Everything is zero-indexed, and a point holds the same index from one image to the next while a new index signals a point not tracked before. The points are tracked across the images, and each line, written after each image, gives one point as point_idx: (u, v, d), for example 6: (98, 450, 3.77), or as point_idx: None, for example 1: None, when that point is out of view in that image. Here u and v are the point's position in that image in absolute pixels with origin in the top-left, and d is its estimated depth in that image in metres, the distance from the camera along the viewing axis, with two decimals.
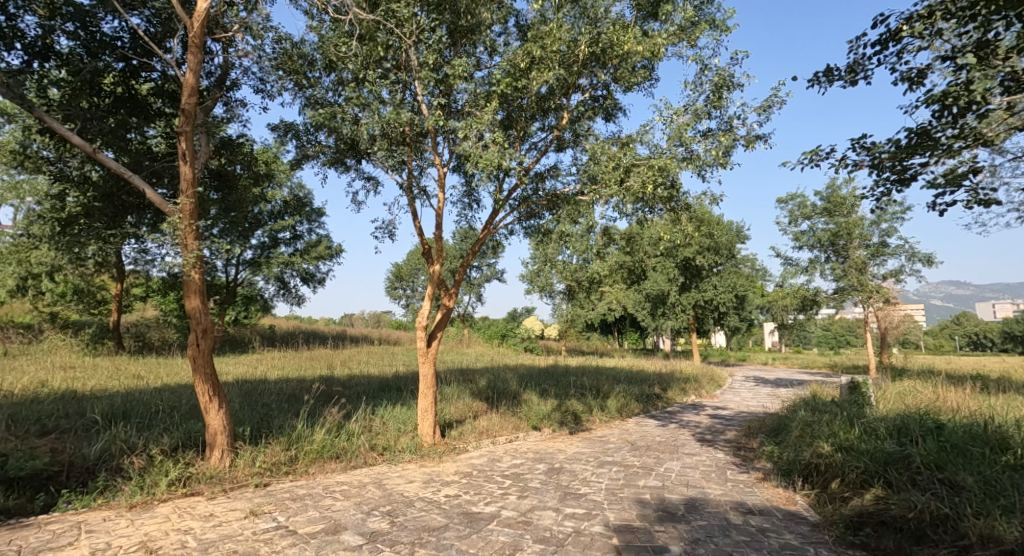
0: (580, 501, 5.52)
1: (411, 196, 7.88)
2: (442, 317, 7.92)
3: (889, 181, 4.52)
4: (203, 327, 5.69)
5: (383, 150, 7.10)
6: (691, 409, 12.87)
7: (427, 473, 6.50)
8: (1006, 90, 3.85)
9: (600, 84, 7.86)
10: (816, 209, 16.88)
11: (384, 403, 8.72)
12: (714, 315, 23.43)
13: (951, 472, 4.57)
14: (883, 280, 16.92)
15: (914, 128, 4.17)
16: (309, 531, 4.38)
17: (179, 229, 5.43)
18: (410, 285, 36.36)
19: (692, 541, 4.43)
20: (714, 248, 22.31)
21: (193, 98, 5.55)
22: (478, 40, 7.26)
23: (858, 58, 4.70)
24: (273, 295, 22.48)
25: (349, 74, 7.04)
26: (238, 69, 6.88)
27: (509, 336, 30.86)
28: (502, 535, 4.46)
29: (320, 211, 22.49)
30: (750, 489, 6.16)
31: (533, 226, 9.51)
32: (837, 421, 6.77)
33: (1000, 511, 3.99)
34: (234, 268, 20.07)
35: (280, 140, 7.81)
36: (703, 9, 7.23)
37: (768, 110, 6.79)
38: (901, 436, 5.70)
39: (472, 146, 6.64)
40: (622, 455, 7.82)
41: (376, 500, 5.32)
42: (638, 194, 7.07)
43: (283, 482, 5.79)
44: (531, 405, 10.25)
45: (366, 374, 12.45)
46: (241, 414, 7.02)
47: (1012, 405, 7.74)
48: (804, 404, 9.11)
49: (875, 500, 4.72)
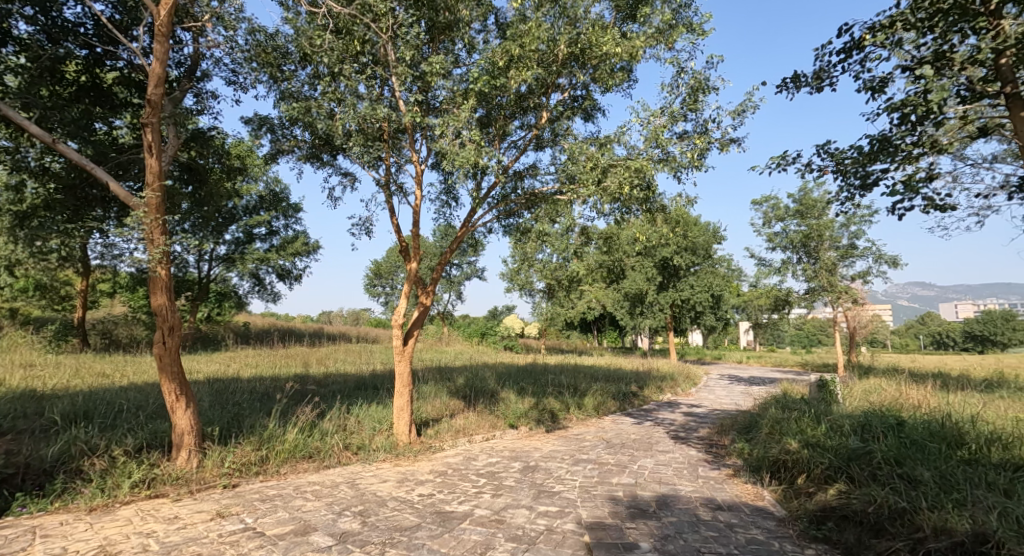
0: (554, 499, 5.56)
1: (388, 193, 7.82)
2: (419, 315, 7.85)
3: (853, 187, 4.65)
4: (170, 325, 5.53)
5: (359, 146, 7.01)
6: (667, 407, 13.06)
7: (401, 472, 6.46)
8: (962, 101, 4.01)
9: (579, 83, 7.88)
10: (789, 211, 17.26)
11: (359, 402, 8.61)
12: (691, 314, 23.83)
13: (909, 468, 4.74)
14: (852, 281, 17.39)
15: (875, 135, 4.27)
16: (277, 532, 4.31)
17: (144, 222, 5.25)
18: (390, 282, 36.09)
19: (662, 538, 4.51)
20: (691, 248, 22.75)
21: (159, 89, 5.38)
22: (457, 36, 7.22)
23: (824, 65, 4.82)
24: (247, 291, 22.03)
25: (325, 68, 6.95)
26: (209, 60, 6.71)
27: (489, 334, 30.62)
28: (474, 534, 4.46)
29: (297, 206, 22.07)
30: (720, 485, 6.28)
31: (512, 225, 9.52)
32: (805, 419, 6.96)
33: (953, 504, 4.15)
34: (207, 264, 19.62)
35: (254, 134, 7.65)
36: (681, 12, 7.32)
37: (743, 114, 6.93)
38: (864, 433, 5.88)
39: (449, 144, 6.60)
40: (597, 453, 7.88)
41: (348, 500, 5.27)
42: (614, 195, 7.14)
43: (253, 483, 5.68)
44: (509, 403, 10.28)
45: (343, 372, 12.25)
46: (211, 413, 6.86)
47: (969, 402, 8.05)
48: (775, 401, 9.34)
49: (838, 495, 4.86)
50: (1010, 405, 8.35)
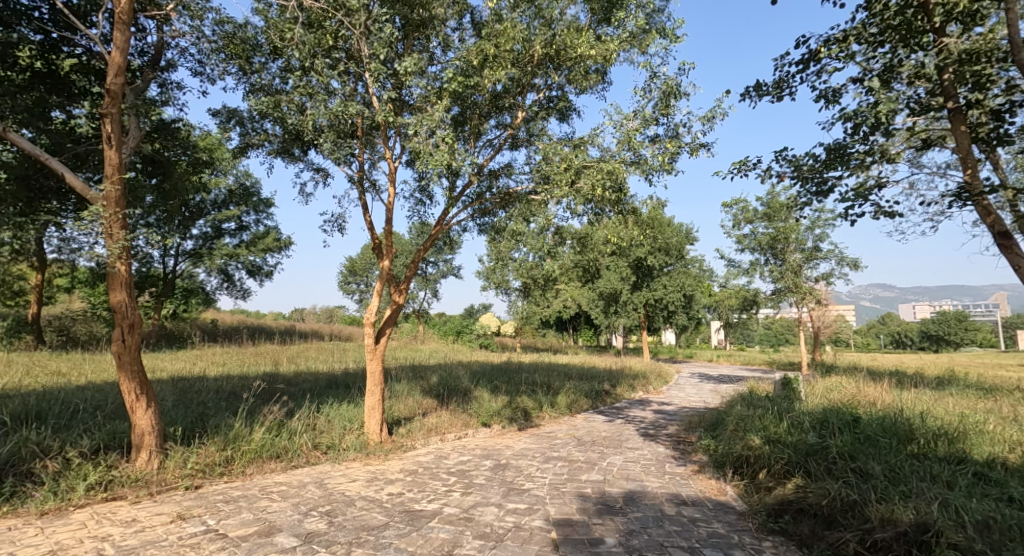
0: (523, 497, 5.63)
1: (361, 189, 7.75)
2: (391, 314, 7.80)
3: (809, 192, 4.83)
4: (130, 323, 5.37)
5: (330, 141, 6.92)
6: (638, 405, 13.29)
7: (371, 471, 6.40)
8: (910, 112, 4.21)
9: (554, 84, 7.94)
10: (757, 214, 17.70)
11: (329, 401, 8.51)
12: (663, 313, 24.29)
13: (862, 462, 4.97)
14: (816, 283, 17.95)
15: (830, 145, 4.45)
16: (241, 534, 4.24)
17: (103, 217, 5.07)
18: (365, 280, 35.74)
19: (627, 533, 4.61)
20: (664, 249, 23.20)
21: (119, 79, 5.20)
22: (432, 34, 7.21)
23: (784, 76, 4.97)
24: (215, 288, 21.48)
25: (296, 61, 6.83)
26: (174, 49, 6.51)
27: (464, 332, 30.70)
28: (442, 533, 4.47)
29: (268, 201, 21.59)
30: (685, 481, 6.43)
31: (486, 224, 9.54)
32: (768, 416, 7.19)
33: (899, 496, 4.35)
34: (172, 259, 19.09)
35: (223, 126, 7.48)
36: (654, 17, 7.45)
37: (712, 120, 7.11)
38: (822, 429, 6.13)
39: (422, 143, 6.57)
40: (568, 451, 7.99)
41: (316, 500, 5.22)
42: (587, 196, 7.23)
43: (217, 484, 5.56)
44: (482, 401, 10.31)
45: (313, 371, 12.08)
46: (174, 413, 6.68)
47: (922, 400, 8.43)
48: (741, 399, 9.62)
49: (795, 489, 5.05)
50: (958, 401, 8.77)
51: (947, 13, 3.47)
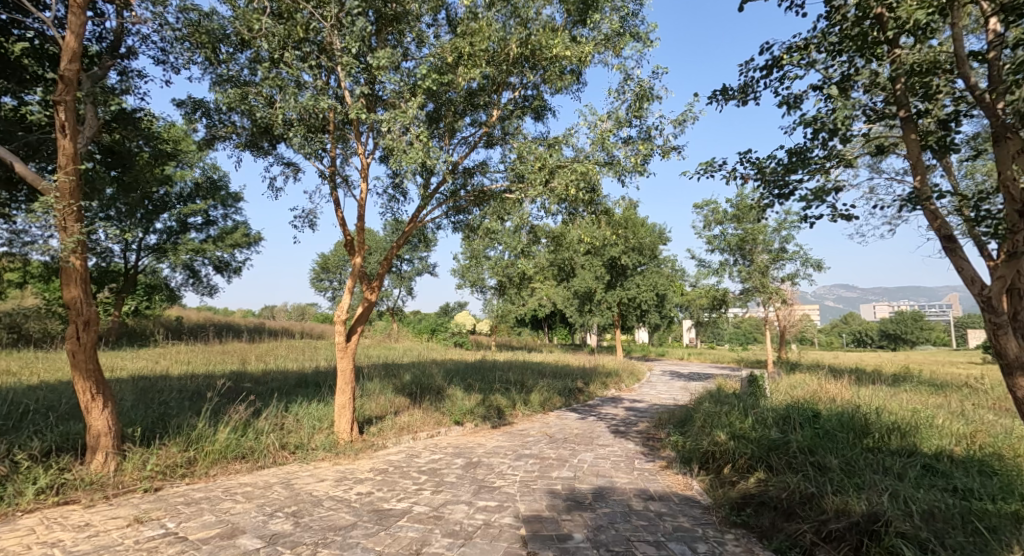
0: (494, 494, 5.64)
1: (333, 184, 7.62)
2: (363, 311, 7.70)
3: (772, 195, 4.83)
4: (85, 319, 5.17)
5: (299, 135, 6.79)
6: (610, 402, 13.46)
7: (340, 471, 6.31)
8: (866, 119, 4.30)
9: (530, 84, 7.95)
10: (727, 215, 18.09)
11: (298, 399, 8.37)
12: (637, 312, 24.63)
13: (820, 456, 5.16)
14: (782, 283, 18.47)
15: (792, 149, 4.47)
16: (201, 536, 4.14)
17: (55, 209, 4.83)
18: (338, 277, 35.18)
19: (595, 528, 4.67)
20: (638, 249, 23.53)
21: (74, 65, 4.97)
22: (406, 29, 7.14)
23: (748, 81, 4.61)
24: (180, 284, 20.82)
25: (265, 53, 6.67)
26: (134, 36, 6.26)
27: (439, 330, 30.51)
28: (411, 531, 4.45)
29: (236, 195, 21.01)
30: (653, 476, 6.55)
31: (461, 221, 9.49)
32: (734, 413, 7.36)
33: (853, 488, 4.53)
34: (134, 254, 18.42)
35: (187, 118, 7.24)
36: (629, 20, 7.54)
37: (684, 123, 7.25)
38: (784, 424, 6.33)
39: (395, 140, 6.46)
40: (539, 448, 8.03)
41: (282, 500, 5.12)
42: (561, 195, 7.25)
43: (178, 486, 5.40)
44: (455, 400, 10.27)
45: (283, 369, 11.83)
46: (133, 414, 6.45)
47: (879, 396, 8.78)
48: (710, 397, 9.85)
49: (757, 483, 5.20)
50: (912, 397, 9.17)
51: (900, 28, 3.55)
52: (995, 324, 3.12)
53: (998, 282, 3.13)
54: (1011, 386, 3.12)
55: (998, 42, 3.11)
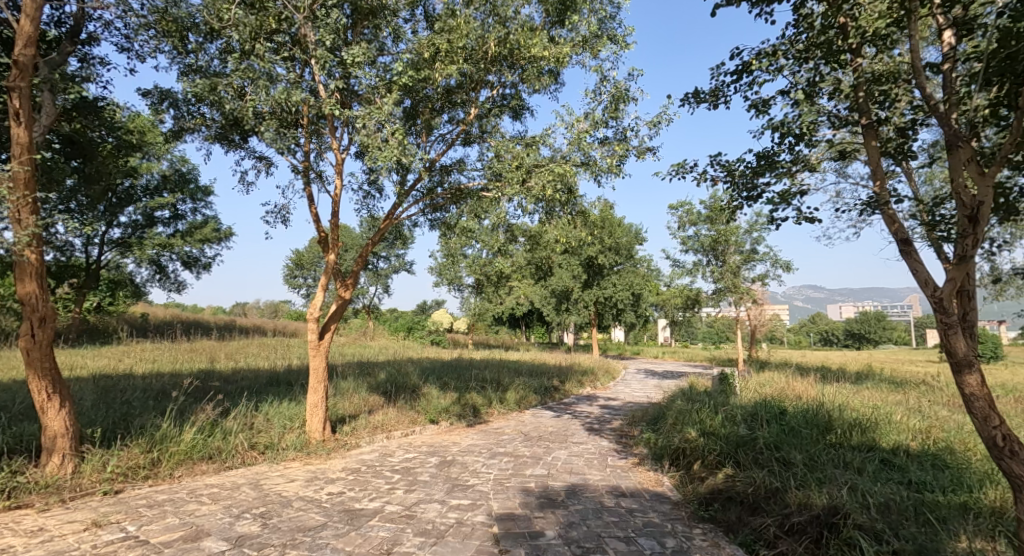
0: (467, 493, 5.63)
1: (306, 179, 7.48)
2: (336, 309, 7.58)
3: (741, 197, 4.86)
4: (41, 316, 4.95)
5: (271, 129, 6.64)
6: (585, 400, 13.58)
7: (311, 471, 6.21)
8: (832, 125, 4.39)
9: (507, 83, 7.95)
10: (701, 216, 18.42)
11: (269, 398, 8.18)
12: (613, 311, 24.91)
13: (785, 452, 5.32)
14: (753, 283, 18.90)
15: (760, 153, 4.50)
16: (164, 539, 4.02)
17: (9, 201, 4.62)
18: (312, 274, 34.59)
19: (567, 525, 4.71)
20: (615, 248, 23.78)
21: (30, 50, 4.75)
22: (382, 24, 7.04)
23: (719, 85, 4.43)
24: (146, 279, 20.17)
25: (236, 44, 6.48)
26: (97, 22, 6.02)
27: (416, 328, 30.23)
28: (382, 531, 4.41)
29: (206, 189, 20.45)
30: (625, 473, 6.64)
31: (437, 219, 9.42)
32: (705, 410, 7.52)
33: (814, 482, 4.68)
34: (96, 248, 17.76)
35: (154, 108, 7.02)
36: (606, 23, 7.61)
37: (659, 125, 7.36)
38: (752, 421, 6.50)
39: (370, 136, 6.37)
40: (514, 446, 8.05)
41: (250, 502, 5.01)
42: (538, 195, 7.26)
43: (140, 488, 5.24)
44: (431, 398, 10.22)
45: (253, 368, 11.57)
46: (93, 414, 6.23)
47: (843, 393, 9.08)
48: (682, 394, 10.04)
49: (725, 479, 5.33)
50: (873, 394, 9.52)
51: (862, 37, 3.62)
52: (945, 324, 2.95)
53: (949, 283, 3.00)
54: (961, 387, 2.92)
55: (952, 55, 3.21)
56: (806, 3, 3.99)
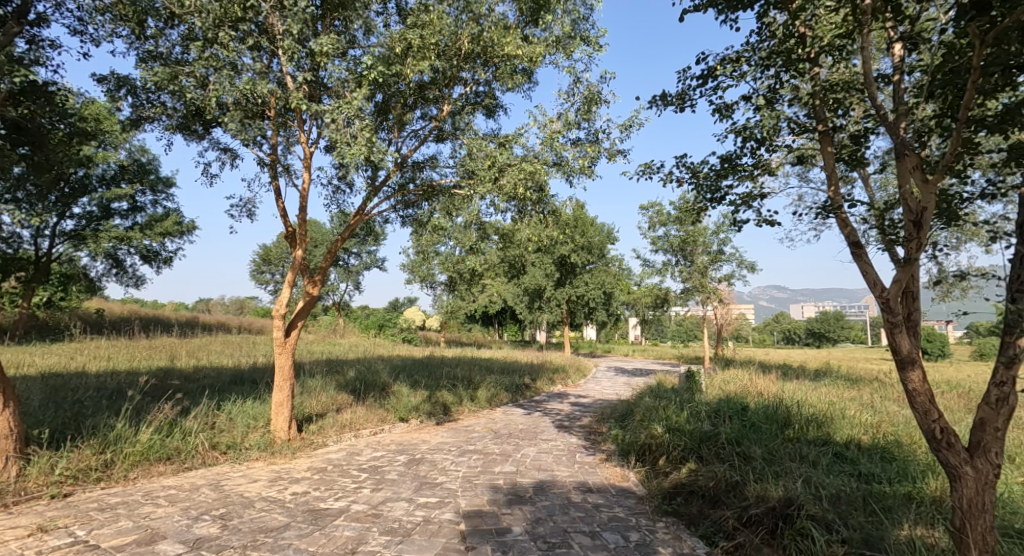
0: (435, 491, 5.61)
1: (272, 173, 7.30)
2: (303, 307, 7.41)
3: (705, 198, 4.96)
4: None
5: (235, 121, 6.41)
6: (556, 397, 13.71)
7: (274, 471, 6.07)
8: (792, 131, 4.52)
9: (481, 80, 7.92)
10: (670, 217, 18.76)
11: (231, 397, 7.96)
12: (584, 309, 25.18)
13: (745, 447, 5.49)
14: (719, 283, 19.38)
15: (723, 155, 4.61)
16: (116, 543, 3.88)
17: None
18: (280, 270, 33.81)
19: (534, 521, 4.75)
20: (587, 248, 24.03)
21: None
22: (352, 16, 6.90)
23: (685, 88, 4.51)
24: (102, 274, 19.34)
25: (197, 30, 6.25)
26: (47, 2, 5.71)
27: (387, 326, 29.62)
28: (347, 531, 4.36)
29: (167, 180, 19.71)
30: (593, 469, 6.73)
31: (409, 215, 9.33)
32: (671, 407, 7.68)
33: (771, 475, 4.86)
34: (48, 241, 16.94)
35: (110, 95, 6.73)
36: (579, 24, 7.67)
37: (630, 128, 7.47)
38: (715, 417, 6.67)
39: (339, 131, 6.25)
40: (483, 444, 8.06)
41: (209, 503, 4.87)
42: (510, 193, 7.27)
43: (92, 491, 5.03)
44: (401, 397, 10.12)
45: (216, 366, 11.22)
46: (41, 414, 5.95)
47: (802, 390, 9.44)
48: (650, 391, 10.25)
49: (688, 473, 5.46)
50: (830, 391, 9.92)
51: (819, 47, 3.75)
52: (892, 323, 3.11)
53: (896, 284, 3.16)
54: (905, 384, 3.07)
55: (902, 67, 3.35)
56: (769, 12, 4.11)
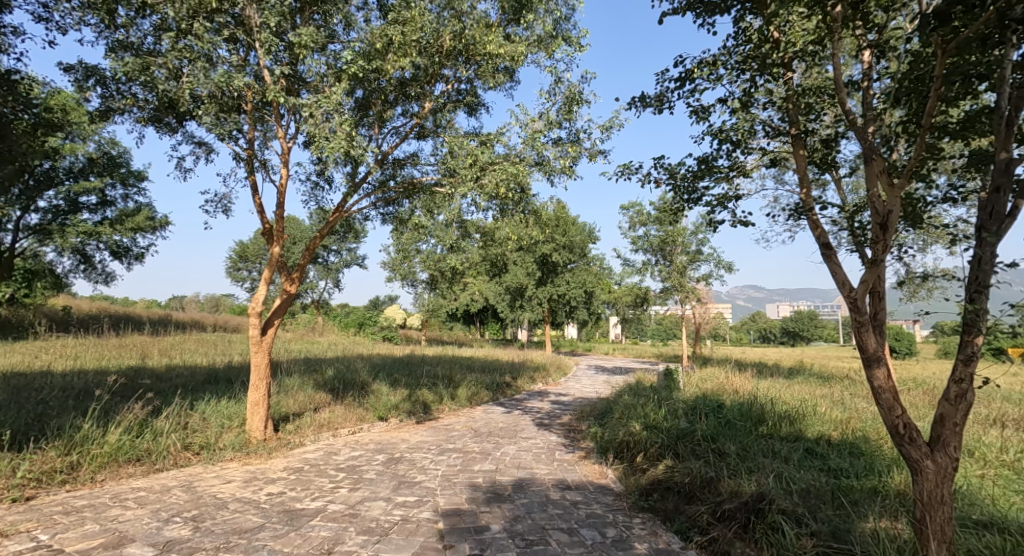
0: (413, 490, 5.58)
1: (249, 168, 7.16)
2: (280, 304, 7.29)
3: (682, 198, 5.04)
4: None
5: (211, 114, 6.28)
6: (537, 396, 13.75)
7: (249, 471, 5.97)
8: (767, 134, 4.61)
9: (463, 78, 7.89)
10: (650, 217, 18.96)
11: (205, 397, 7.78)
12: (566, 308, 25.31)
13: (720, 443, 5.61)
14: (698, 283, 19.67)
15: (700, 156, 4.68)
16: (81, 547, 3.77)
17: None
18: (257, 267, 33.20)
19: (512, 519, 4.77)
20: (569, 247, 24.14)
21: None
22: (332, 10, 6.81)
23: (664, 90, 4.59)
24: (69, 270, 18.75)
25: (171, 21, 6.10)
26: None
27: (367, 324, 29.37)
28: (323, 531, 4.31)
29: (138, 174, 19.18)
30: (571, 467, 6.77)
31: (389, 212, 9.24)
32: (649, 405, 7.77)
33: (745, 470, 4.97)
34: (11, 235, 16.35)
35: (78, 85, 6.51)
36: (561, 24, 7.70)
37: (611, 129, 7.53)
38: (692, 414, 6.78)
39: (317, 126, 6.16)
40: (463, 442, 8.05)
41: (181, 504, 4.76)
42: (491, 192, 7.26)
43: (57, 494, 4.88)
44: (380, 396, 10.04)
45: (190, 365, 10.97)
46: (2, 415, 5.74)
47: (777, 387, 9.64)
48: (629, 390, 10.36)
49: (665, 470, 5.54)
50: (803, 388, 10.13)
51: (792, 52, 3.83)
52: (859, 322, 3.21)
53: (863, 284, 3.25)
54: (871, 381, 3.16)
55: (870, 73, 3.45)
56: (745, 17, 4.20)
